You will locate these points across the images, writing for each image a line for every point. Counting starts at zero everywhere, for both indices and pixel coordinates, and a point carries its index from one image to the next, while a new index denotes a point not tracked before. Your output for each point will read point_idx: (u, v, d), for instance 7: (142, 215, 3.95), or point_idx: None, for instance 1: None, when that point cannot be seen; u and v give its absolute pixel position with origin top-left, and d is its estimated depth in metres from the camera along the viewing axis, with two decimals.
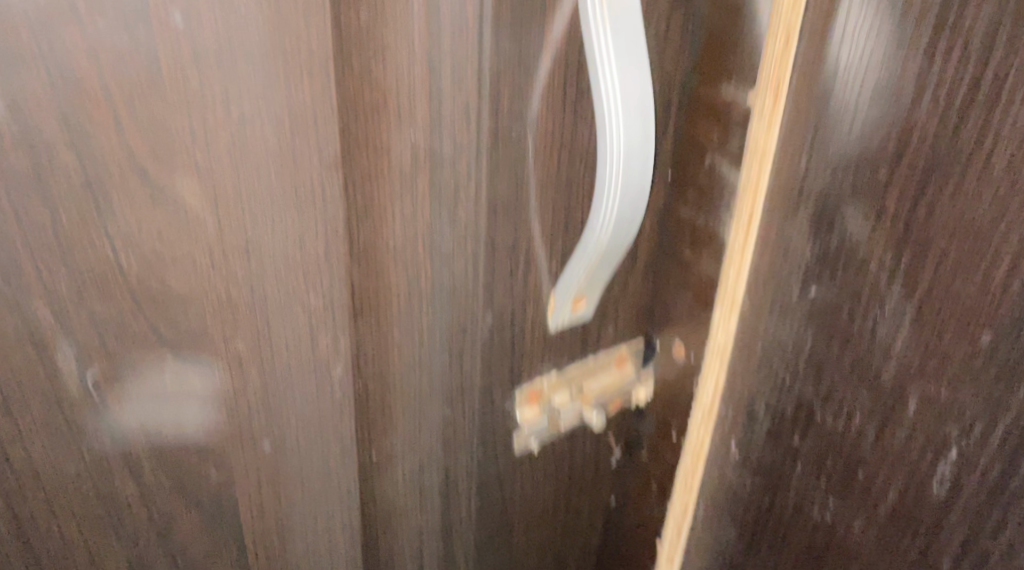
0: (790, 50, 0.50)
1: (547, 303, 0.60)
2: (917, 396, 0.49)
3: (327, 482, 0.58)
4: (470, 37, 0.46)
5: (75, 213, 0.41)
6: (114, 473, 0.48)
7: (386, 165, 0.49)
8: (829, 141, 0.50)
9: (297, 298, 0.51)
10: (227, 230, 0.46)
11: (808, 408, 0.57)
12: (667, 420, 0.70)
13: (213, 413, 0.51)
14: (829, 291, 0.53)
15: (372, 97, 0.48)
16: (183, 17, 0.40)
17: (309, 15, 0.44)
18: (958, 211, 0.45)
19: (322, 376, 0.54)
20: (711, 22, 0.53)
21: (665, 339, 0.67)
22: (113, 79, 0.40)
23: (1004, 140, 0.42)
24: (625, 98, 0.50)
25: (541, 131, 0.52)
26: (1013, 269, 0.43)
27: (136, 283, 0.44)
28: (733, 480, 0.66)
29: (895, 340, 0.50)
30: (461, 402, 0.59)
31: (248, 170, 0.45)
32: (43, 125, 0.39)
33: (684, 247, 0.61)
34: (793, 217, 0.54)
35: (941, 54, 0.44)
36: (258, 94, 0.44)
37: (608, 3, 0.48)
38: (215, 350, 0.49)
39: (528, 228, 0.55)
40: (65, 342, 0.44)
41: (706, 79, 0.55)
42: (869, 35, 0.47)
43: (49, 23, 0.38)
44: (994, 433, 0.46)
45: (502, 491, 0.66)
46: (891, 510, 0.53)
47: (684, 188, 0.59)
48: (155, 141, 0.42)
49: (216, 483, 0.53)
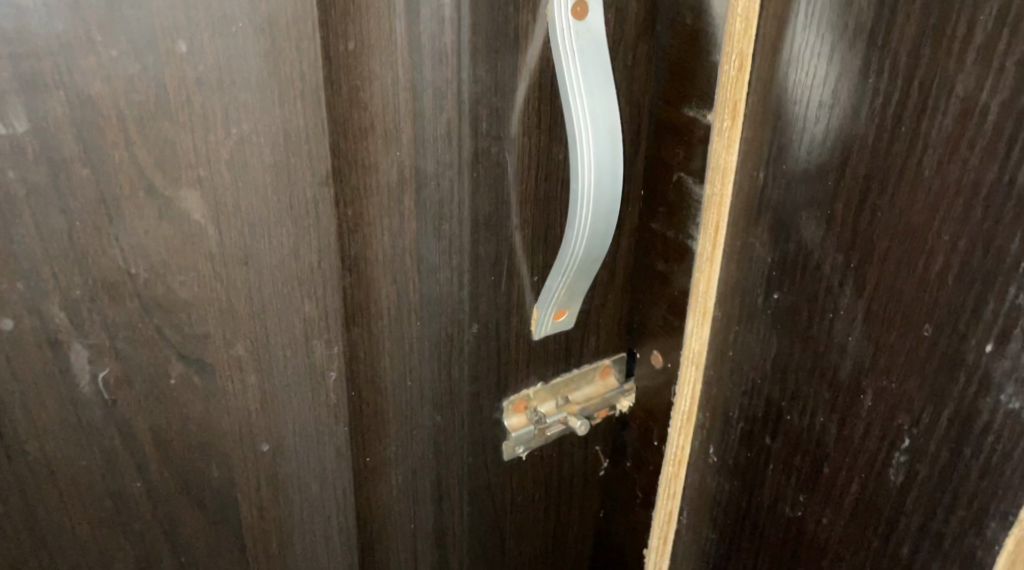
0: (744, 74, 0.54)
1: (530, 314, 0.64)
2: (872, 389, 0.53)
3: (324, 487, 0.61)
4: (449, 66, 0.51)
5: (89, 222, 0.46)
6: (122, 467, 0.53)
7: (375, 182, 0.53)
8: (783, 154, 0.54)
9: (292, 307, 0.54)
10: (228, 241, 0.50)
11: (777, 409, 0.60)
12: (649, 429, 0.73)
13: (214, 413, 0.54)
14: (789, 295, 0.57)
15: (361, 118, 0.51)
16: (187, 46, 0.44)
17: (302, 39, 0.47)
18: (897, 214, 0.49)
19: (318, 383, 0.57)
20: (673, 50, 0.58)
21: (643, 350, 0.71)
22: (123, 101, 0.44)
23: (931, 147, 0.46)
24: (594, 117, 0.55)
25: (519, 151, 0.57)
26: (947, 265, 0.47)
27: (144, 288, 0.49)
28: (713, 485, 0.68)
29: (849, 337, 0.53)
30: (450, 407, 0.64)
31: (247, 186, 0.49)
32: (62, 143, 0.44)
33: (657, 260, 0.66)
34: (755, 228, 0.58)
35: (874, 71, 0.48)
36: (256, 115, 0.47)
37: (574, 32, 0.52)
38: (217, 352, 0.53)
39: (510, 242, 0.60)
40: (79, 342, 0.48)
41: (670, 103, 0.60)
42: (813, 57, 0.51)
43: (69, 51, 0.42)
44: (940, 419, 0.50)
45: (493, 498, 0.71)
46: (855, 501, 0.56)
47: (655, 204, 0.64)
48: (163, 157, 0.46)
49: (218, 481, 0.57)
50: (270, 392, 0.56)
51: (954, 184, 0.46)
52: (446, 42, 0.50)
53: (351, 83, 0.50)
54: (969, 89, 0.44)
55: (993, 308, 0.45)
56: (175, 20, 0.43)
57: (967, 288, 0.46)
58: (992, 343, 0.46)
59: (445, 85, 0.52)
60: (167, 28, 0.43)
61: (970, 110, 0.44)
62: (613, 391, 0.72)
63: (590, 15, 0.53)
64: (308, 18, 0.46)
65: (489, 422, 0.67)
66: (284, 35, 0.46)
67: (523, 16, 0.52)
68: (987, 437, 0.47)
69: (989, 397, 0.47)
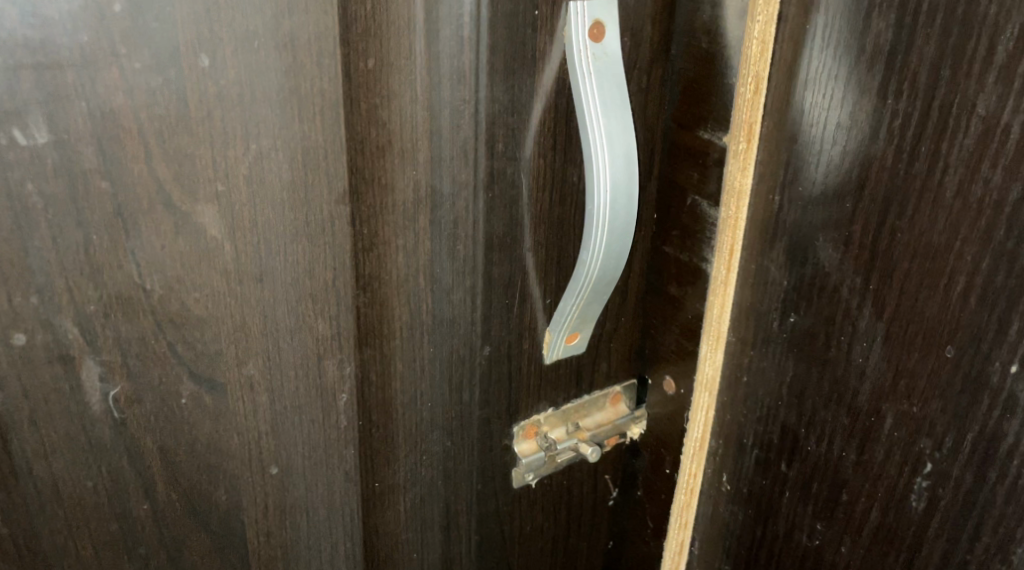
0: (759, 97, 0.55)
1: (542, 338, 0.62)
2: (892, 413, 0.52)
3: (331, 512, 0.60)
4: (467, 86, 0.50)
5: (106, 236, 0.45)
6: (130, 489, 0.52)
7: (391, 202, 0.52)
8: (800, 177, 0.54)
9: (304, 326, 0.53)
10: (244, 258, 0.50)
11: (793, 435, 0.59)
12: (661, 456, 0.72)
13: (224, 434, 0.53)
14: (806, 318, 0.56)
15: (379, 136, 0.50)
16: (210, 60, 0.44)
17: (323, 55, 0.47)
18: (918, 235, 0.49)
19: (328, 404, 0.56)
20: (687, 73, 0.58)
21: (655, 376, 0.70)
22: (144, 114, 0.44)
23: (952, 167, 0.46)
24: (610, 139, 0.54)
25: (534, 171, 0.55)
26: (969, 286, 0.47)
27: (159, 305, 0.48)
28: (727, 514, 0.67)
29: (868, 361, 0.53)
30: (460, 432, 0.62)
31: (264, 202, 0.49)
32: (82, 155, 0.43)
33: (670, 285, 0.65)
34: (770, 251, 0.57)
35: (893, 92, 0.48)
36: (275, 131, 0.47)
37: (592, 54, 0.52)
38: (229, 371, 0.52)
39: (523, 264, 0.58)
40: (91, 359, 0.48)
41: (683, 127, 0.60)
42: (830, 79, 0.51)
43: (92, 62, 0.42)
44: (964, 443, 0.49)
45: (502, 527, 0.69)
46: (875, 529, 0.55)
47: (668, 228, 0.63)
48: (181, 171, 0.46)
49: (225, 504, 0.56)
50: (279, 412, 0.55)
51: (975, 204, 0.46)
52: (465, 61, 0.49)
53: (370, 101, 0.50)
54: (990, 109, 0.44)
55: (1017, 330, 0.45)
56: (198, 34, 0.44)
57: (990, 309, 0.46)
58: (1016, 365, 0.46)
59: (463, 106, 0.51)
60: (190, 41, 0.43)
61: (991, 130, 0.44)
62: (623, 418, 0.71)
63: (607, 37, 0.53)
64: (329, 35, 0.47)
65: (500, 448, 0.65)
66: (305, 51, 0.47)
67: (540, 38, 0.52)
68: (1012, 461, 0.47)
69: (1014, 420, 0.46)
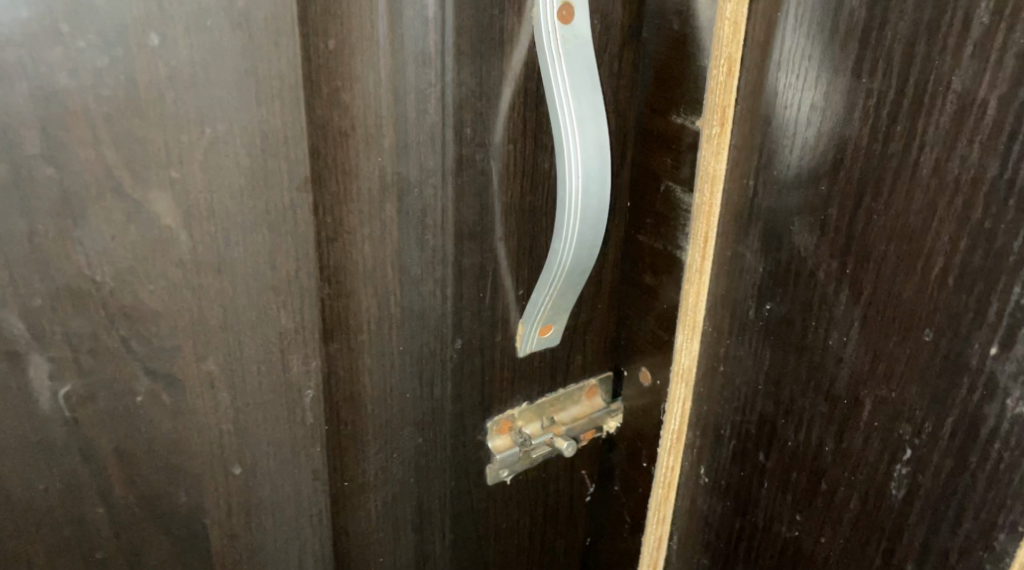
0: (733, 79, 0.53)
1: (515, 331, 0.61)
2: (870, 398, 0.51)
3: (298, 512, 0.58)
4: (433, 69, 0.49)
5: (53, 227, 0.43)
6: (84, 491, 0.49)
7: (356, 188, 0.51)
8: (775, 160, 0.53)
9: (267, 320, 0.51)
10: (202, 248, 0.47)
11: (771, 423, 0.58)
12: (637, 450, 0.70)
13: (184, 433, 0.51)
14: (782, 305, 0.55)
15: (341, 120, 0.49)
16: (160, 39, 0.42)
17: (281, 35, 0.45)
18: (895, 216, 0.48)
19: (294, 402, 0.54)
20: (659, 55, 0.57)
21: (631, 367, 0.68)
22: (91, 97, 0.42)
23: (928, 145, 0.45)
24: (581, 122, 0.53)
25: (503, 158, 0.54)
26: (946, 268, 0.46)
27: (111, 298, 0.46)
28: (705, 507, 0.66)
29: (847, 347, 0.52)
30: (432, 428, 0.61)
31: (221, 189, 0.47)
32: (24, 140, 0.41)
33: (645, 273, 0.64)
34: (745, 237, 0.56)
35: (868, 70, 0.47)
36: (231, 115, 0.45)
37: (561, 34, 0.51)
38: (187, 367, 0.50)
39: (494, 254, 0.57)
40: (38, 356, 0.45)
41: (656, 111, 0.59)
42: (803, 59, 0.50)
43: (33, 40, 0.40)
44: (943, 428, 0.48)
45: (476, 525, 0.67)
46: (855, 518, 0.54)
47: (642, 216, 0.62)
48: (131, 157, 0.44)
49: (187, 507, 0.53)
50: (242, 411, 0.53)
51: (952, 183, 0.45)
52: (430, 44, 0.48)
53: (331, 85, 0.48)
54: (967, 85, 0.43)
55: (996, 310, 0.44)
56: (147, 11, 0.41)
57: (968, 290, 0.45)
58: (996, 347, 0.45)
59: (427, 90, 0.50)
60: (139, 19, 0.41)
61: (968, 107, 0.43)
62: (599, 412, 0.69)
63: (576, 17, 0.51)
64: (286, 13, 0.45)
65: (473, 443, 0.63)
66: (261, 32, 0.45)
67: (508, 19, 0.50)
68: (992, 445, 0.46)
69: (994, 403, 0.45)
